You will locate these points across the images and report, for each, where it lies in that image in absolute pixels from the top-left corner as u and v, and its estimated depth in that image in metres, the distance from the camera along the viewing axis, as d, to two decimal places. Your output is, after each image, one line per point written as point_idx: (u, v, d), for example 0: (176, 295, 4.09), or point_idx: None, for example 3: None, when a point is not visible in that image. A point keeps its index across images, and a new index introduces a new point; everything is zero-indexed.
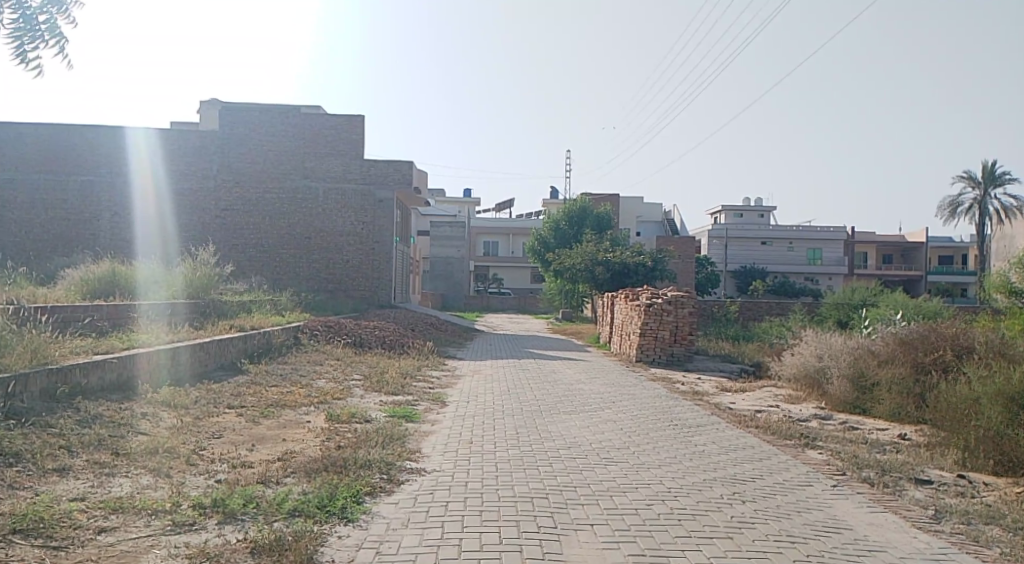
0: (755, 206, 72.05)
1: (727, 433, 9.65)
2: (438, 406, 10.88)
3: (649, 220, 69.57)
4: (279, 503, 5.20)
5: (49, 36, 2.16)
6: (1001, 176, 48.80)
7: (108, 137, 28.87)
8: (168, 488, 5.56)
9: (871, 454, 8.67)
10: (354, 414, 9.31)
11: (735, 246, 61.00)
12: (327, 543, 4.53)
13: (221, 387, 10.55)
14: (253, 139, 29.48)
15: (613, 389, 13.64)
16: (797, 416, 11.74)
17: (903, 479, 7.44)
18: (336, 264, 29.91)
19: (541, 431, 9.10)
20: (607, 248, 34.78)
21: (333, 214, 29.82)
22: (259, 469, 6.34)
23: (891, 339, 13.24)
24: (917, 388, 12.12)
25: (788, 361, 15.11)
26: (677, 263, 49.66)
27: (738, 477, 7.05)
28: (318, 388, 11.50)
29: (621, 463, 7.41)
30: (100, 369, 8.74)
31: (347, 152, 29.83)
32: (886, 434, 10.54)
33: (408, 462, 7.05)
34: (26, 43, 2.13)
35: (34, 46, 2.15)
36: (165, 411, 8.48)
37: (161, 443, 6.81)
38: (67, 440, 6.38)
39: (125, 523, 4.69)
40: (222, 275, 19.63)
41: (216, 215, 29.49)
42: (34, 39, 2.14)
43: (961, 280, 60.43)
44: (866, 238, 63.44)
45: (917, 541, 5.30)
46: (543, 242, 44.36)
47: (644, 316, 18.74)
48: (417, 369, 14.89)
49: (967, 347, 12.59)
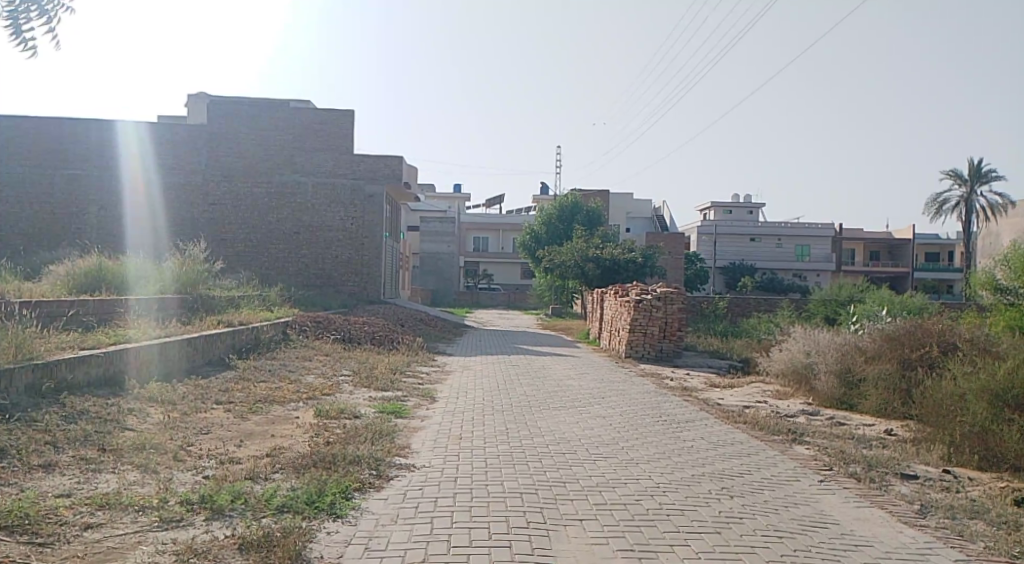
0: (744, 202, 72.57)
1: (715, 428, 9.69)
2: (427, 402, 10.89)
3: (639, 217, 69.71)
4: (268, 499, 5.19)
5: (37, 14, 2.16)
6: (986, 173, 49.24)
7: (95, 130, 28.69)
8: (155, 484, 5.53)
9: (857, 449, 8.74)
10: (343, 410, 9.27)
11: (724, 242, 61.24)
12: (316, 539, 4.52)
13: (208, 383, 10.48)
14: (242, 134, 29.28)
15: (603, 384, 13.69)
16: (785, 411, 11.83)
17: (889, 474, 7.51)
18: (327, 259, 29.82)
19: (532, 427, 9.12)
20: (597, 244, 34.88)
21: (323, 209, 29.70)
22: (246, 465, 6.31)
23: (878, 335, 13.32)
24: (904, 384, 12.19)
25: (777, 357, 15.19)
26: (666, 260, 49.78)
27: (727, 472, 7.09)
28: (308, 384, 11.46)
29: (610, 459, 7.43)
30: (86, 365, 8.66)
31: (335, 146, 29.72)
32: (873, 430, 10.63)
33: (397, 458, 7.03)
34: (21, 22, 2.15)
35: (29, 24, 2.17)
36: (152, 407, 8.44)
37: (147, 438, 6.77)
38: (53, 436, 6.33)
39: (112, 519, 4.66)
40: (211, 270, 19.58)
41: (205, 209, 29.27)
42: (27, 17, 2.15)
43: (947, 276, 61.19)
44: (853, 235, 63.84)
45: (903, 536, 5.35)
46: (535, 238, 44.51)
47: (634, 313, 18.70)
48: (407, 365, 14.90)
49: (953, 344, 12.66)
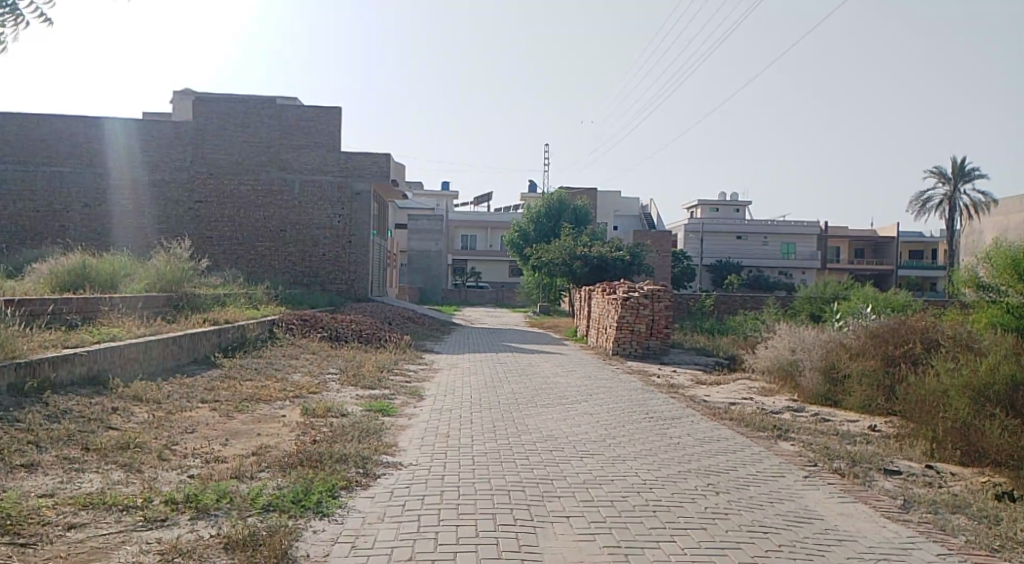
0: (731, 200, 72.96)
1: (701, 425, 9.74)
2: (415, 400, 10.88)
3: (627, 214, 69.89)
4: (254, 499, 5.16)
5: None
6: (970, 172, 49.82)
7: (79, 127, 28.40)
8: (139, 483, 5.49)
9: (841, 445, 8.81)
10: (330, 408, 9.24)
11: (710, 240, 61.54)
12: (302, 538, 4.50)
13: (193, 382, 10.41)
14: (228, 131, 29.07)
15: (590, 381, 13.71)
16: (770, 408, 11.91)
17: (873, 470, 7.58)
18: (313, 257, 29.69)
19: (519, 424, 9.13)
20: (585, 242, 34.93)
21: (309, 207, 29.54)
22: (232, 464, 6.28)
23: (862, 332, 13.43)
24: (887, 380, 12.29)
25: (762, 354, 15.29)
26: (653, 258, 49.94)
27: (713, 469, 7.13)
28: (294, 382, 11.41)
29: (596, 455, 7.45)
30: (70, 363, 8.59)
31: (322, 143, 29.57)
32: (857, 426, 10.73)
33: (384, 456, 7.02)
34: None
35: None
36: (136, 406, 8.37)
37: (132, 438, 6.71)
38: (36, 435, 6.27)
39: (96, 519, 4.62)
40: (196, 268, 19.42)
41: (190, 206, 29.07)
42: None
43: (930, 273, 61.83)
44: (839, 233, 64.35)
45: (886, 530, 5.40)
46: (523, 235, 44.51)
47: (621, 310, 18.76)
48: (394, 363, 14.86)
49: (935, 341, 12.84)
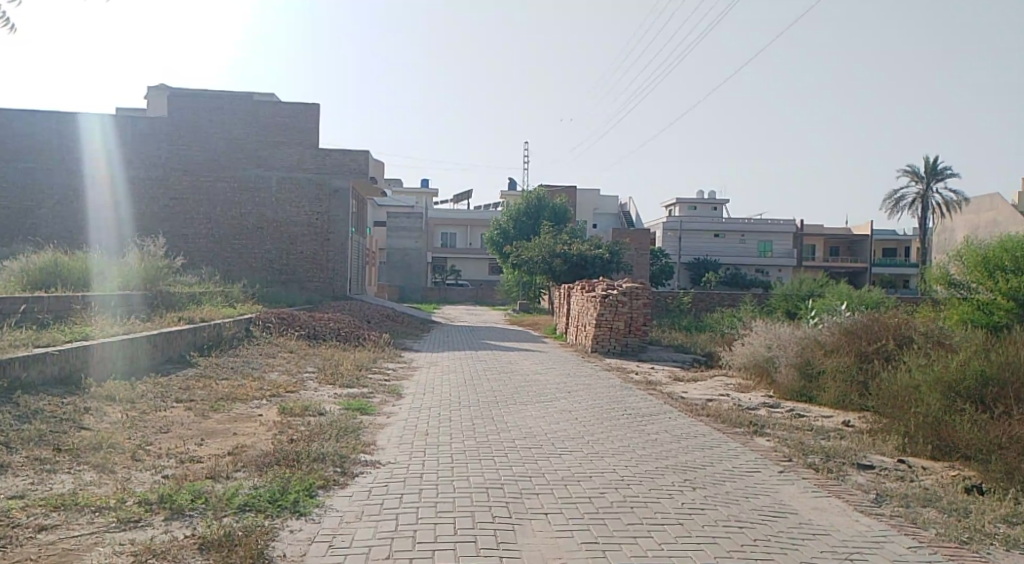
0: (709, 199, 73.52)
1: (679, 421, 9.82)
2: (393, 398, 10.84)
3: (606, 212, 70.15)
4: (230, 498, 5.12)
5: None
6: (942, 171, 50.66)
7: (51, 123, 27.94)
8: (112, 484, 5.42)
9: (816, 440, 8.93)
10: (307, 407, 9.18)
11: (689, 238, 61.99)
12: (279, 538, 4.47)
13: (168, 381, 10.28)
14: (203, 128, 28.73)
15: (569, 379, 13.76)
16: (747, 404, 12.04)
17: (847, 464, 7.69)
18: (291, 255, 29.45)
19: (497, 422, 9.13)
20: (564, 240, 35.00)
21: (287, 204, 29.29)
22: (208, 464, 6.22)
23: (837, 329, 13.60)
24: (861, 377, 12.46)
25: (739, 351, 15.44)
26: (632, 256, 50.18)
27: (689, 464, 7.20)
28: (271, 381, 11.32)
29: (575, 453, 7.47)
30: (41, 363, 8.45)
31: (299, 140, 29.31)
32: (832, 421, 10.88)
33: (362, 455, 6.99)
34: None
35: None
36: (110, 406, 8.26)
37: (105, 438, 6.62)
38: (5, 436, 6.16)
39: (68, 521, 4.56)
40: (172, 266, 19.17)
41: (165, 203, 28.69)
42: None
43: (903, 271, 62.78)
44: (814, 231, 65.13)
45: (859, 524, 5.48)
46: (503, 233, 44.49)
47: (600, 307, 18.83)
48: (372, 361, 14.79)
49: (907, 338, 13.06)
